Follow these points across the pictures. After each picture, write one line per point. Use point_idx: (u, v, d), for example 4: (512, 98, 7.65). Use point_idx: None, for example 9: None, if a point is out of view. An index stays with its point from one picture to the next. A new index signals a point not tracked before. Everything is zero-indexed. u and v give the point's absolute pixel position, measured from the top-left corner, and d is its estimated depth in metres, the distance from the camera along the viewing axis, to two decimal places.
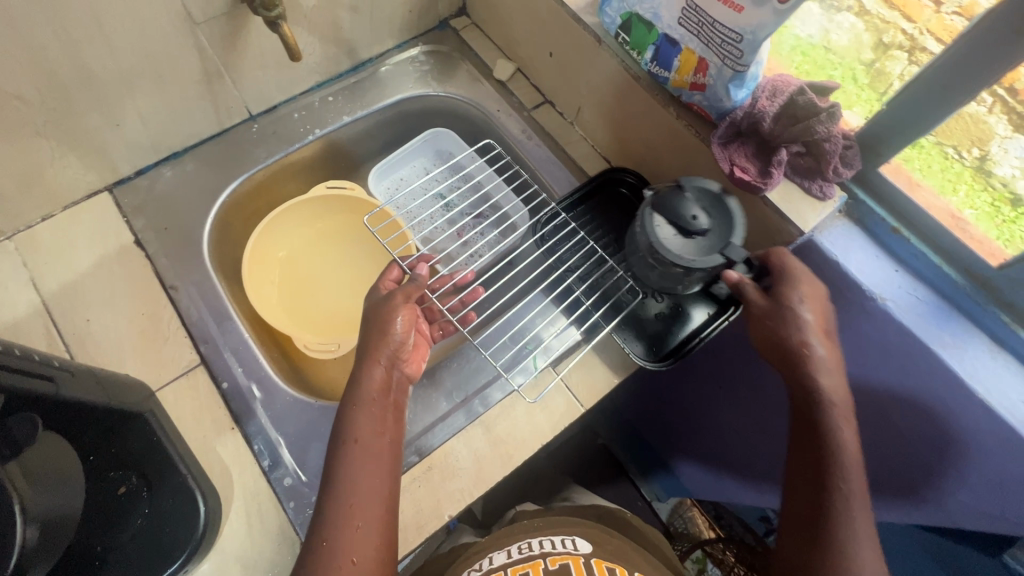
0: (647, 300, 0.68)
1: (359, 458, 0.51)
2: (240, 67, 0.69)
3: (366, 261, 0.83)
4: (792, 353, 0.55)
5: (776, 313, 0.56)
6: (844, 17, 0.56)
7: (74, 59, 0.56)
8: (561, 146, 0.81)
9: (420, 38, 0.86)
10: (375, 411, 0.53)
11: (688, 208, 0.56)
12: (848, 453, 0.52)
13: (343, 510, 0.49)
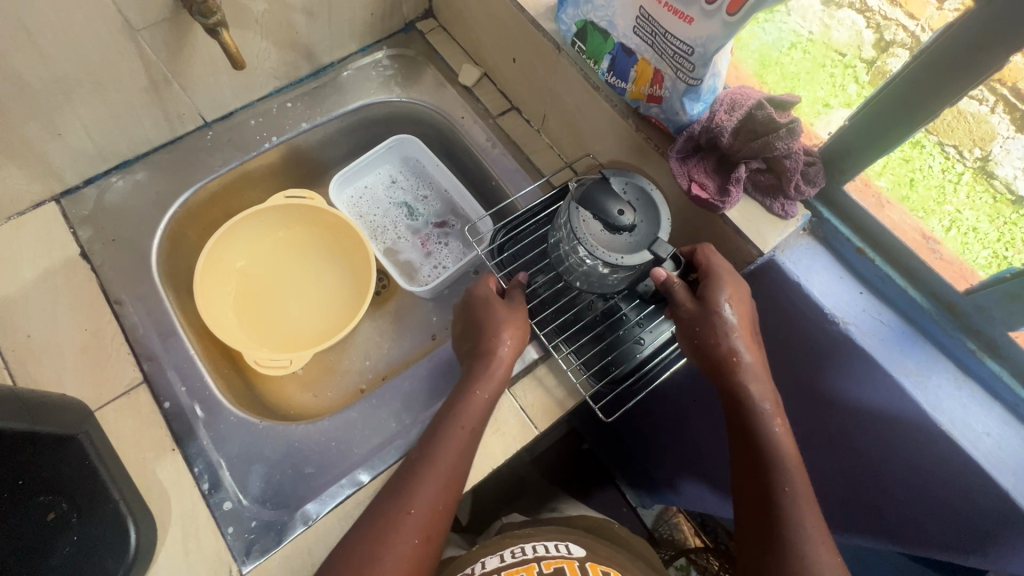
0: (609, 319, 0.66)
1: (457, 441, 0.54)
2: (188, 73, 0.67)
3: (327, 272, 0.81)
4: (717, 356, 0.54)
5: (701, 317, 0.55)
6: (846, 14, 0.50)
7: (3, 69, 0.54)
8: (526, 154, 0.78)
9: (385, 42, 0.83)
10: (482, 403, 0.57)
11: (614, 204, 0.55)
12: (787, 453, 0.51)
13: (424, 487, 0.52)
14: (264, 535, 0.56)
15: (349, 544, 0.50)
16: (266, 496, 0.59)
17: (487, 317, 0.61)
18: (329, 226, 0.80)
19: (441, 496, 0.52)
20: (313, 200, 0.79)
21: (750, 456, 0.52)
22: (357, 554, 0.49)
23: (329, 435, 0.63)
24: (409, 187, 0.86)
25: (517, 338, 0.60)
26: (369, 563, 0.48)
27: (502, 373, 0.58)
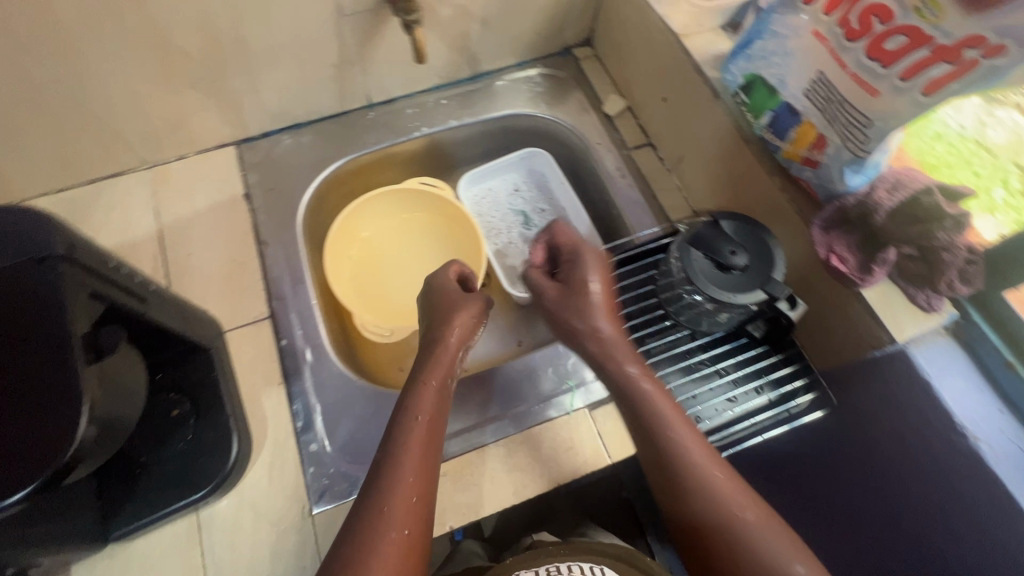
0: (705, 371, 0.66)
1: (417, 433, 0.53)
2: (370, 59, 0.75)
3: (437, 260, 0.86)
4: (614, 368, 0.59)
5: (592, 322, 0.62)
6: (1002, 115, 0.55)
7: (237, 29, 0.64)
8: (653, 191, 0.79)
9: (541, 61, 0.89)
10: (434, 391, 0.57)
11: (726, 243, 0.57)
12: (714, 461, 0.53)
13: (397, 486, 0.49)
14: (340, 481, 0.60)
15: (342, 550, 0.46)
16: (348, 446, 0.63)
17: (440, 310, 0.65)
18: (450, 217, 0.86)
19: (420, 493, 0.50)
20: (444, 190, 0.84)
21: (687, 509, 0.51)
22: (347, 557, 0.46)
23: None
24: (530, 198, 0.89)
25: (466, 323, 0.64)
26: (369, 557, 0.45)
27: (450, 361, 0.61)
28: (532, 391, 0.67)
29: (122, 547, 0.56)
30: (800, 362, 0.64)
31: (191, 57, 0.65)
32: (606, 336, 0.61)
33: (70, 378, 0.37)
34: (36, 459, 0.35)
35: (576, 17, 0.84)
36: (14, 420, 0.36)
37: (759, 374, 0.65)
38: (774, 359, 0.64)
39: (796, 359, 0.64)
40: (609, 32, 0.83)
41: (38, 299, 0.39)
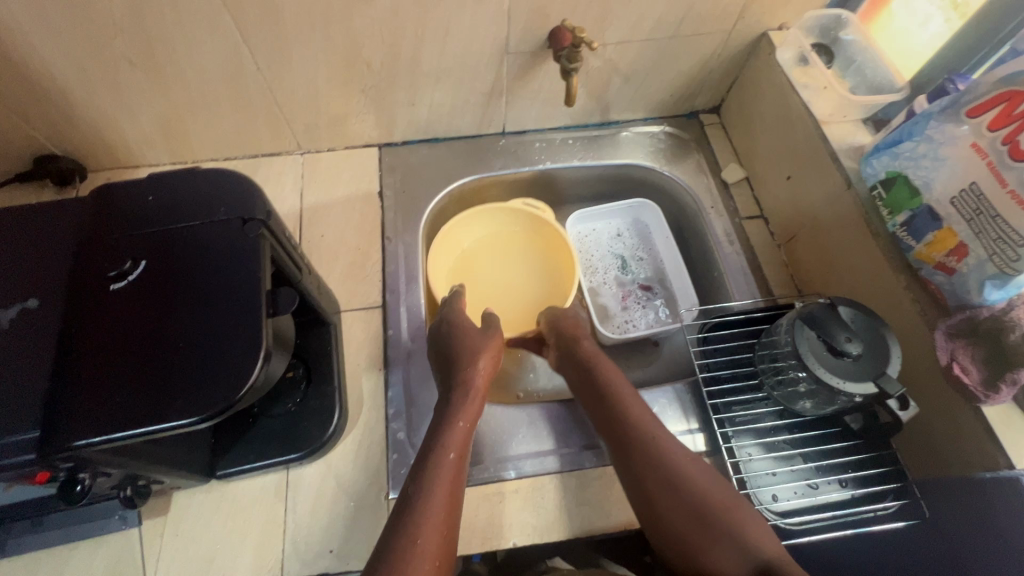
0: (787, 451, 0.65)
1: (449, 469, 0.55)
2: (518, 93, 0.81)
3: (530, 278, 0.91)
4: (617, 419, 0.61)
5: (590, 389, 0.66)
6: None
7: (416, 50, 0.72)
8: (759, 263, 0.80)
9: (667, 120, 0.93)
10: (464, 431, 0.59)
11: (843, 330, 0.56)
12: (724, 497, 0.55)
13: (429, 517, 0.51)
14: None
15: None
16: None
17: (460, 349, 0.66)
18: (549, 240, 0.90)
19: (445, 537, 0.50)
20: (546, 213, 0.86)
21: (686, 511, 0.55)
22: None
23: (496, 423, 0.68)
24: (630, 245, 0.92)
25: (488, 364, 0.67)
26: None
27: (477, 400, 0.63)
28: None
29: (220, 484, 0.61)
30: (891, 465, 0.61)
31: (371, 67, 0.73)
32: (610, 390, 0.64)
33: (257, 331, 0.43)
34: (217, 393, 0.40)
35: (711, 86, 0.88)
36: (205, 354, 0.42)
37: (845, 468, 0.63)
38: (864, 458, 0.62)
39: (889, 462, 0.62)
40: (741, 105, 0.86)
41: (249, 256, 0.45)
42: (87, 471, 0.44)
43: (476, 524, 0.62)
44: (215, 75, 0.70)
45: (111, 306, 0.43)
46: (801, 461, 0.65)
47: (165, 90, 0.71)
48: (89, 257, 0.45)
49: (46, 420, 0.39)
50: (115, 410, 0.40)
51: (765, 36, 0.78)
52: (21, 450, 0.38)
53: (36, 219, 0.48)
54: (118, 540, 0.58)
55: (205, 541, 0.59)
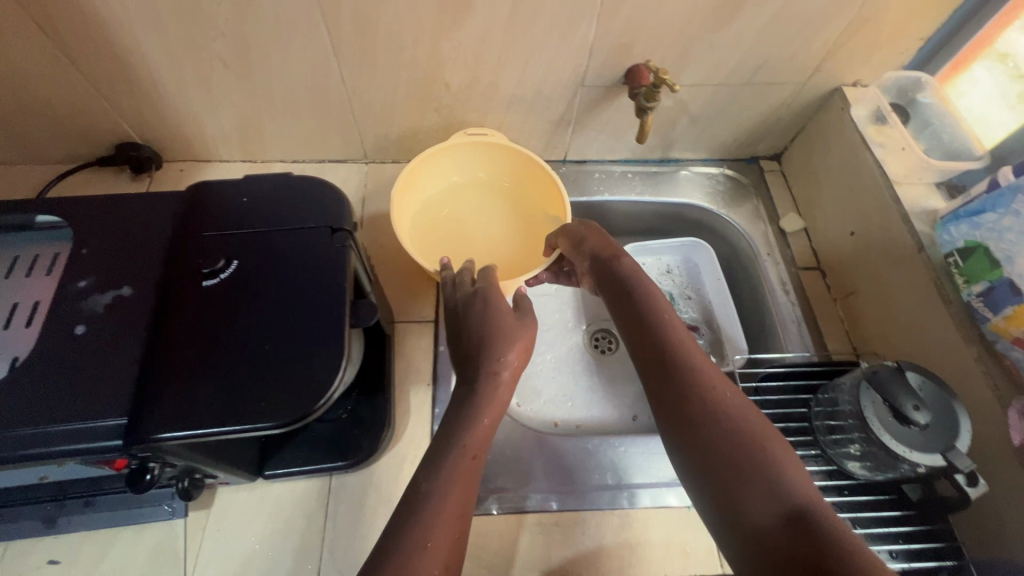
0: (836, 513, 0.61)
1: (465, 474, 0.47)
2: (585, 124, 0.83)
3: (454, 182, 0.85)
4: (652, 327, 0.51)
5: (623, 302, 0.55)
6: None
7: (496, 76, 0.73)
8: (814, 315, 0.79)
9: (727, 163, 0.93)
10: (487, 431, 0.50)
11: (911, 396, 0.55)
12: (766, 429, 0.44)
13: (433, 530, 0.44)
14: None
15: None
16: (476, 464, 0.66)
17: (488, 331, 0.55)
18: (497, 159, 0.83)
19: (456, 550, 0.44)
20: (490, 137, 0.79)
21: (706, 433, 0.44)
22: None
23: (539, 450, 0.68)
24: (679, 282, 0.92)
25: (520, 354, 0.54)
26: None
27: (507, 394, 0.53)
28: (654, 471, 0.67)
29: (265, 484, 0.62)
30: (948, 541, 0.59)
31: (449, 88, 0.75)
32: (649, 302, 0.53)
33: (340, 344, 0.43)
34: (297, 400, 0.41)
35: (776, 134, 0.88)
36: (288, 360, 0.42)
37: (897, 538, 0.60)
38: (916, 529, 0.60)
39: (943, 536, 0.60)
40: (804, 155, 0.86)
41: (335, 267, 0.46)
42: (157, 462, 0.44)
43: (513, 554, 0.61)
44: (300, 82, 0.73)
45: (200, 304, 0.44)
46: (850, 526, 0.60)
47: (251, 92, 0.74)
48: (183, 250, 0.47)
49: (134, 408, 0.40)
50: (196, 406, 0.41)
51: (838, 91, 0.79)
52: (109, 437, 0.40)
53: (132, 208, 0.50)
54: (162, 530, 0.58)
55: (245, 541, 0.59)
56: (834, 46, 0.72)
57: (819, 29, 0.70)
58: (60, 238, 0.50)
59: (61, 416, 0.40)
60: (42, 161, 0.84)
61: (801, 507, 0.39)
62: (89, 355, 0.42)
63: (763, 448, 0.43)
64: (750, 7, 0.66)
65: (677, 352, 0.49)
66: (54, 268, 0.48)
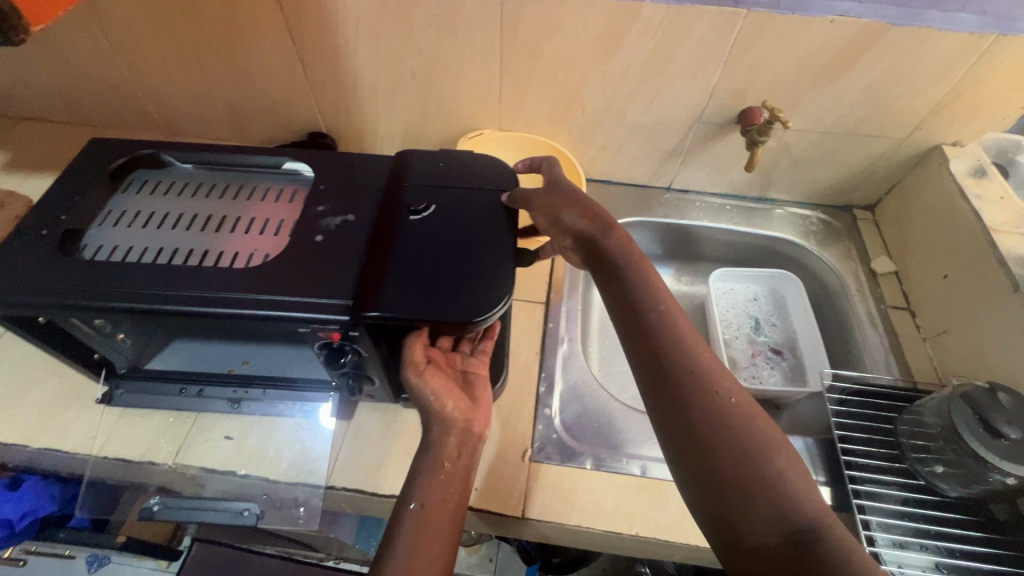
0: (907, 512, 0.66)
1: (443, 462, 0.57)
2: (695, 155, 0.94)
3: None
4: (667, 348, 0.53)
5: (629, 314, 0.57)
6: None
7: (626, 107, 0.87)
8: (901, 349, 0.83)
9: (821, 208, 1.01)
10: (456, 438, 0.59)
11: (1000, 416, 0.60)
12: (772, 446, 0.48)
13: (433, 510, 0.55)
14: (553, 448, 0.70)
15: (413, 514, 0.54)
16: (571, 427, 0.73)
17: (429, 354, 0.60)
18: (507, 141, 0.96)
19: (462, 491, 0.57)
20: (486, 134, 0.94)
21: (691, 418, 0.50)
22: (419, 488, 0.56)
23: (629, 423, 0.74)
24: (765, 309, 0.98)
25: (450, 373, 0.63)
26: (410, 534, 0.53)
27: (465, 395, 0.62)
28: None
29: (395, 409, 0.73)
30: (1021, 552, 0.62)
31: (584, 112, 0.89)
32: (655, 310, 0.56)
33: (509, 275, 0.55)
34: (477, 310, 0.53)
35: (872, 184, 0.95)
36: (470, 278, 0.55)
37: (967, 541, 0.63)
38: (989, 539, 0.63)
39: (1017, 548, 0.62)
40: (898, 206, 0.93)
41: (510, 220, 0.60)
42: (353, 349, 0.57)
43: (601, 505, 0.66)
44: (466, 95, 0.89)
45: (407, 231, 0.58)
46: (920, 524, 0.65)
47: (424, 101, 0.92)
48: (395, 194, 0.61)
49: (357, 296, 0.53)
50: (402, 301, 0.53)
51: (937, 149, 0.86)
52: (339, 312, 0.53)
53: (357, 164, 0.66)
54: (313, 428, 0.70)
55: (375, 452, 0.69)
56: (936, 107, 0.81)
57: (925, 88, 0.78)
58: (303, 184, 0.68)
59: (308, 294, 0.54)
60: (247, 141, 1.05)
61: (805, 522, 0.44)
62: (325, 255, 0.57)
63: (747, 454, 0.47)
64: (863, 63, 0.76)
65: (731, 426, 0.49)
66: (299, 201, 0.65)
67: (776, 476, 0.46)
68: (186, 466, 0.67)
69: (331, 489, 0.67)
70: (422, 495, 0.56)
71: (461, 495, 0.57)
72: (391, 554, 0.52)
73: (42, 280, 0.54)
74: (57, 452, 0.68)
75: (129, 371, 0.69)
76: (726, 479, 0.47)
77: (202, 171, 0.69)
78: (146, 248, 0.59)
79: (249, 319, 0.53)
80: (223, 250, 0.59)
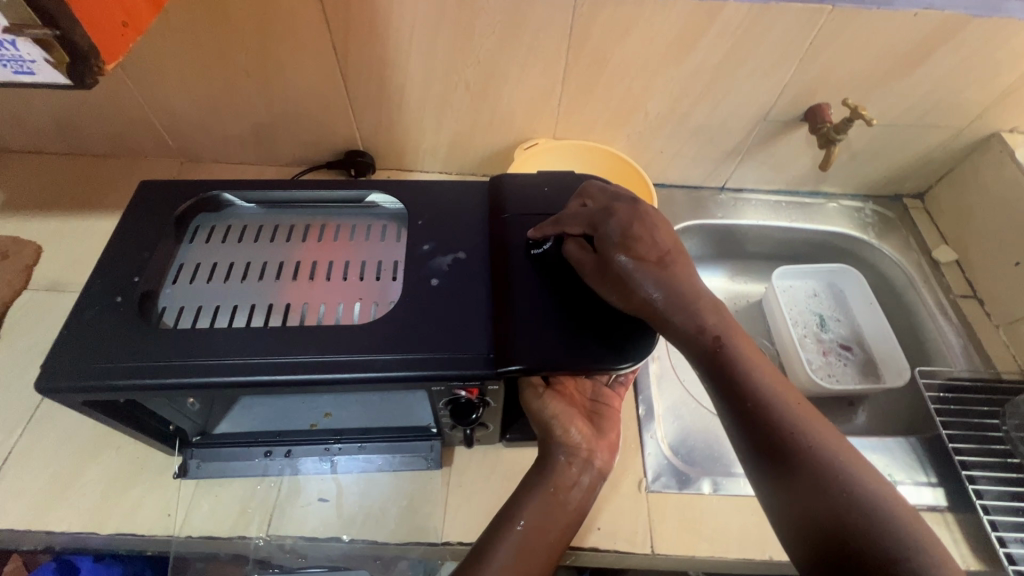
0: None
1: (555, 490, 0.55)
2: (754, 154, 0.92)
3: None
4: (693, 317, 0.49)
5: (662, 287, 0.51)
6: None
7: (691, 109, 0.84)
8: (978, 338, 0.84)
9: (873, 199, 1.01)
10: (572, 468, 0.56)
11: None
12: (809, 428, 0.45)
13: (533, 533, 0.52)
14: (668, 476, 0.68)
15: (519, 534, 0.51)
16: (677, 450, 0.72)
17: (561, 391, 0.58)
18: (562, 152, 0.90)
19: (569, 525, 0.54)
20: (542, 143, 0.89)
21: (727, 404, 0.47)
22: (528, 507, 0.53)
23: None
24: (827, 305, 0.98)
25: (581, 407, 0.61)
26: (512, 554, 0.50)
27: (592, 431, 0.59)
28: None
29: (496, 450, 0.68)
30: None
31: (647, 116, 0.85)
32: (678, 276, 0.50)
33: None
34: (628, 350, 0.49)
35: (925, 173, 0.96)
36: (611, 316, 0.51)
37: None
38: None
39: None
40: (953, 194, 0.94)
41: None
42: (483, 401, 0.52)
43: (730, 532, 0.64)
44: (523, 105, 0.84)
45: (530, 269, 0.53)
46: None
47: (476, 112, 0.86)
48: (505, 226, 0.56)
49: (497, 346, 0.49)
50: (545, 347, 0.49)
51: (997, 136, 0.86)
52: (479, 366, 0.48)
53: (451, 194, 0.60)
54: (412, 481, 0.65)
55: (486, 498, 0.65)
56: (1001, 96, 0.81)
57: (993, 79, 0.78)
58: (390, 218, 0.61)
59: (438, 347, 0.49)
60: (273, 163, 0.96)
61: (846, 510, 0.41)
62: (446, 300, 0.51)
63: (786, 437, 0.44)
64: (937, 56, 0.75)
65: (784, 437, 0.44)
66: (393, 239, 0.58)
67: (814, 460, 0.43)
68: (282, 537, 0.61)
69: (446, 546, 0.62)
70: (531, 520, 0.53)
71: (564, 530, 0.54)
72: (489, 571, 0.49)
73: (127, 357, 0.47)
74: (131, 536, 0.61)
75: (203, 438, 0.61)
76: (767, 463, 0.45)
77: (271, 210, 0.62)
78: (237, 307, 0.52)
79: (376, 381, 0.48)
80: (324, 302, 0.53)
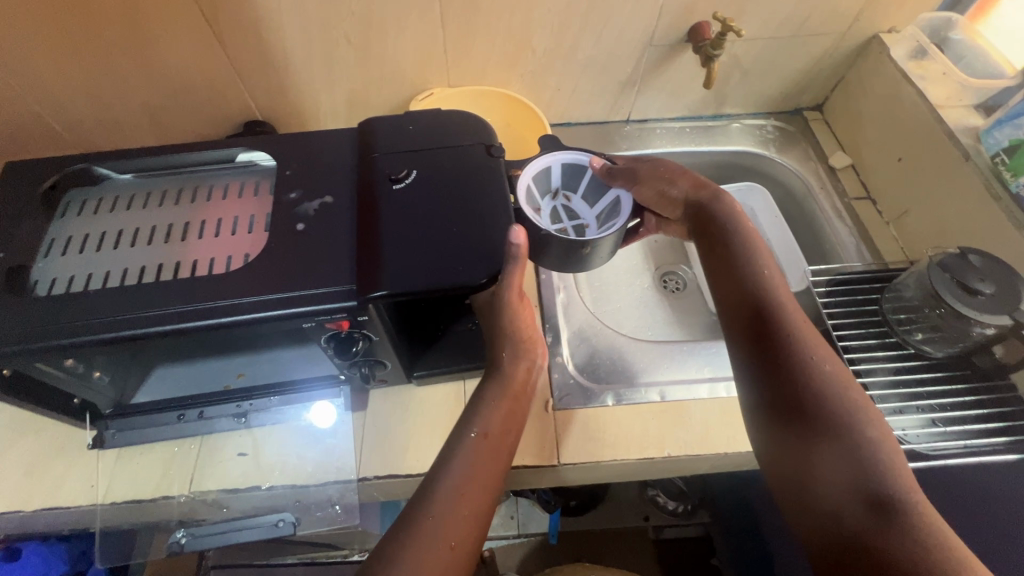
0: (899, 380, 0.71)
1: (507, 394, 0.57)
2: (650, 82, 0.93)
3: None
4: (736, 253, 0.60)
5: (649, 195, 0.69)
6: None
7: (577, 42, 0.85)
8: (869, 235, 0.88)
9: (774, 115, 1.03)
10: (524, 371, 0.59)
11: (974, 276, 0.65)
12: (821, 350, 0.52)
13: (494, 438, 0.55)
14: (573, 393, 0.72)
15: (478, 441, 0.53)
16: (584, 370, 0.76)
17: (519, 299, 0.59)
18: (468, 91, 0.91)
19: (519, 425, 0.57)
20: (437, 93, 0.90)
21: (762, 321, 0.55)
22: (482, 416, 0.55)
23: (639, 354, 0.77)
24: None
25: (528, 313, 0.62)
26: (469, 459, 0.52)
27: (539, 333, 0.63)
28: None
29: (409, 389, 0.72)
30: (1001, 395, 0.68)
31: (535, 53, 0.86)
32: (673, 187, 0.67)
33: (508, 227, 0.54)
34: (487, 267, 0.51)
35: (819, 84, 0.98)
36: (470, 239, 0.53)
37: (957, 396, 0.69)
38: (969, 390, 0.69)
39: (1001, 394, 0.69)
40: (845, 101, 0.97)
41: (495, 171, 0.58)
42: (362, 335, 0.55)
43: (631, 435, 0.68)
44: (410, 55, 0.84)
45: (392, 203, 0.55)
46: (919, 390, 0.69)
47: (365, 67, 0.86)
48: (370, 165, 0.58)
49: (359, 279, 0.51)
50: (406, 273, 0.51)
51: (876, 37, 0.89)
52: (343, 299, 0.50)
53: (319, 143, 0.61)
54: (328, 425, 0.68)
55: (399, 433, 0.68)
56: None
57: None
58: (264, 175, 0.62)
59: (303, 285, 0.51)
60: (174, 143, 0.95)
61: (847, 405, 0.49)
62: (311, 242, 0.53)
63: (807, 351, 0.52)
64: None
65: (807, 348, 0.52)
66: (266, 194, 0.60)
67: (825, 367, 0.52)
68: (205, 491, 0.64)
69: (364, 480, 0.65)
70: (483, 424, 0.55)
71: (518, 430, 0.57)
72: (449, 479, 0.51)
73: None
74: (58, 509, 0.63)
75: (114, 409, 0.63)
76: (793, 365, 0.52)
77: (143, 180, 0.62)
78: (107, 273, 0.53)
79: (248, 324, 0.50)
80: (195, 258, 0.54)
